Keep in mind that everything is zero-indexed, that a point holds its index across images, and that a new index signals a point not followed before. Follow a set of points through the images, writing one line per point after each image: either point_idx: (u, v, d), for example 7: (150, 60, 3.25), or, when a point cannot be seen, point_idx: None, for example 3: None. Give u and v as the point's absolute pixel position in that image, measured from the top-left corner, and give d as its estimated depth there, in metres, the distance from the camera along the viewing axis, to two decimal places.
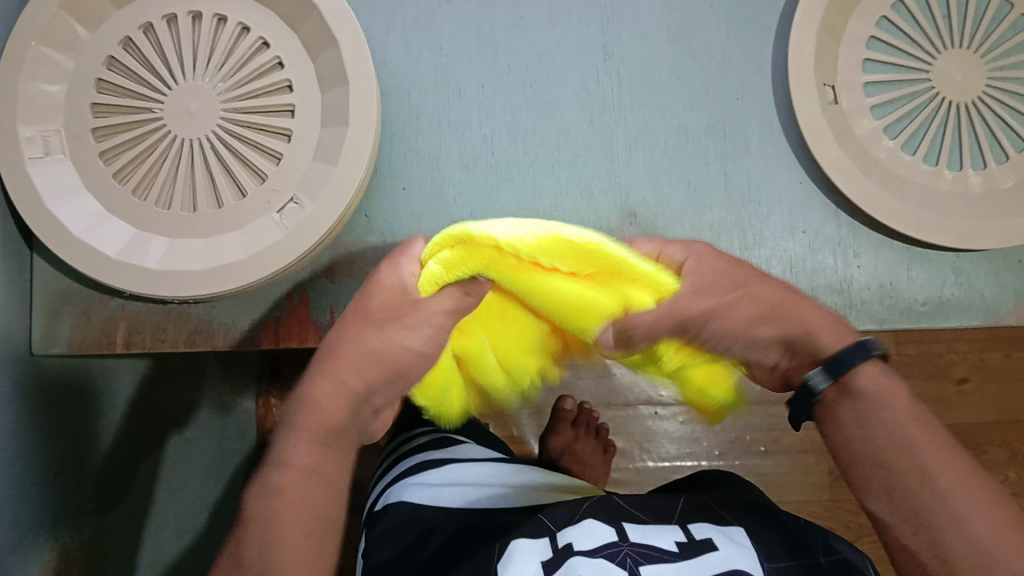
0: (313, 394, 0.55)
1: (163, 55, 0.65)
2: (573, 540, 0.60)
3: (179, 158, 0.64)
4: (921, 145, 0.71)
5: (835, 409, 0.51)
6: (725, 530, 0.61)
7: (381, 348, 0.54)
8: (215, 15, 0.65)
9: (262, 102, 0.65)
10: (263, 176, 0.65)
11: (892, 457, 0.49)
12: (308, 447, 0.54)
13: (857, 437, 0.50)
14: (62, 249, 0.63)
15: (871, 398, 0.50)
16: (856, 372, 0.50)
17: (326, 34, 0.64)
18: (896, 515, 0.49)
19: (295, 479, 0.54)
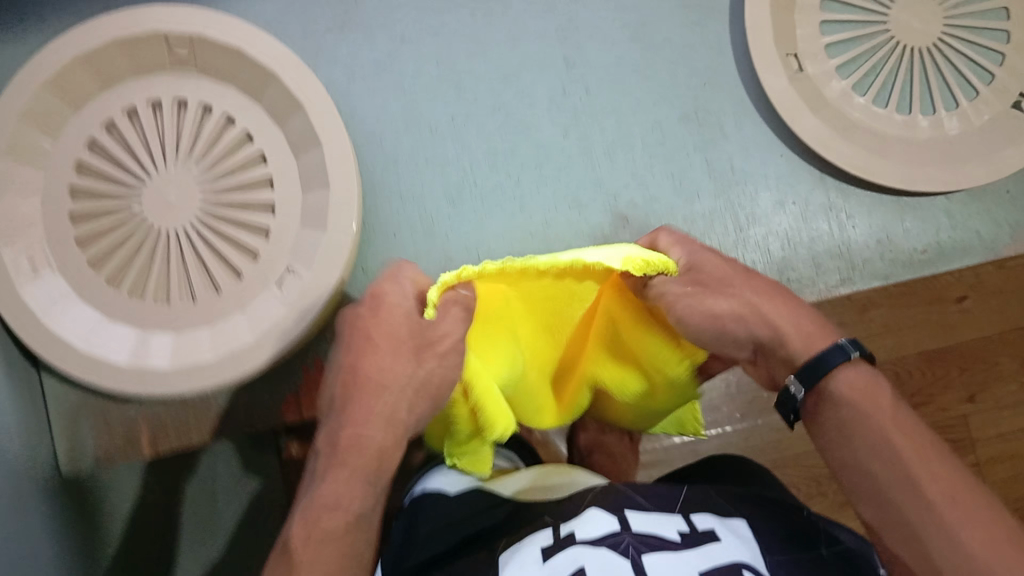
0: (357, 426, 0.52)
1: (131, 149, 0.64)
2: (575, 526, 0.52)
3: (168, 249, 0.63)
4: (892, 96, 0.71)
5: (817, 416, 0.52)
6: (725, 521, 0.53)
7: (392, 373, 0.52)
8: (175, 99, 0.65)
9: (239, 179, 0.64)
10: (255, 253, 0.65)
11: (872, 466, 0.48)
12: (355, 484, 0.51)
13: (841, 444, 0.50)
14: (71, 367, 0.60)
15: (851, 405, 0.50)
16: (833, 377, 0.51)
17: (290, 100, 0.63)
18: (886, 526, 0.48)
19: (334, 506, 0.51)
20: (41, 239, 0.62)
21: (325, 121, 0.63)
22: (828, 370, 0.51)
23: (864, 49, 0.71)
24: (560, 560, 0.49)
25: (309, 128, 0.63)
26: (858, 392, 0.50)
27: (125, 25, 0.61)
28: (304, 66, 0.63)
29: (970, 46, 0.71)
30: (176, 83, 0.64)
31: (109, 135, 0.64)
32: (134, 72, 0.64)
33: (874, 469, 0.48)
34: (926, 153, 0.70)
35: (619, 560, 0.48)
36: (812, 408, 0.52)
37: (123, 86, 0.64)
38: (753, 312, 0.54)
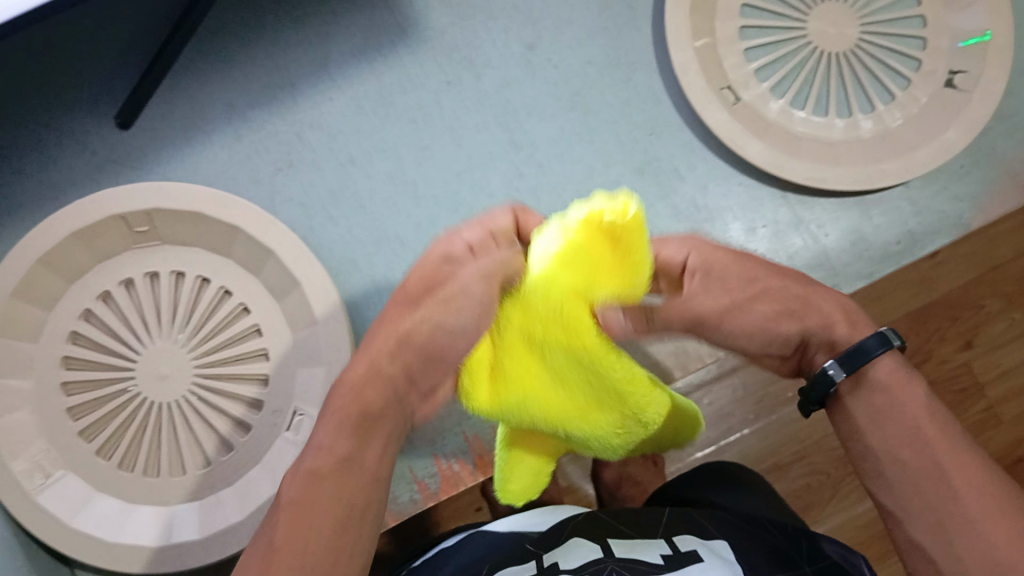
0: (347, 372, 0.44)
1: (114, 332, 0.65)
2: (562, 561, 0.54)
3: (172, 420, 0.64)
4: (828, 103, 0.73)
5: (850, 402, 0.43)
6: (708, 545, 0.54)
7: (416, 323, 0.44)
8: (146, 273, 0.66)
9: (227, 336, 0.66)
10: (258, 403, 0.65)
11: (892, 461, 0.41)
12: (338, 428, 0.42)
13: (868, 432, 0.42)
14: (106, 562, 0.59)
15: (885, 390, 0.42)
16: (873, 361, 0.43)
17: (259, 248, 0.64)
18: (908, 516, 0.39)
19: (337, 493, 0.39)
20: (45, 443, 0.62)
21: (296, 257, 0.63)
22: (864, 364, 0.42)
23: (791, 64, 0.73)
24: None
25: (283, 268, 0.63)
26: (883, 388, 0.42)
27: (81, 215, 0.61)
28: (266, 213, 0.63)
29: (888, 40, 0.74)
30: (143, 257, 0.66)
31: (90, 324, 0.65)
32: (98, 258, 0.65)
33: (905, 461, 0.40)
34: (874, 148, 0.72)
35: None
36: (846, 400, 0.43)
37: (91, 274, 0.65)
38: (798, 308, 0.45)
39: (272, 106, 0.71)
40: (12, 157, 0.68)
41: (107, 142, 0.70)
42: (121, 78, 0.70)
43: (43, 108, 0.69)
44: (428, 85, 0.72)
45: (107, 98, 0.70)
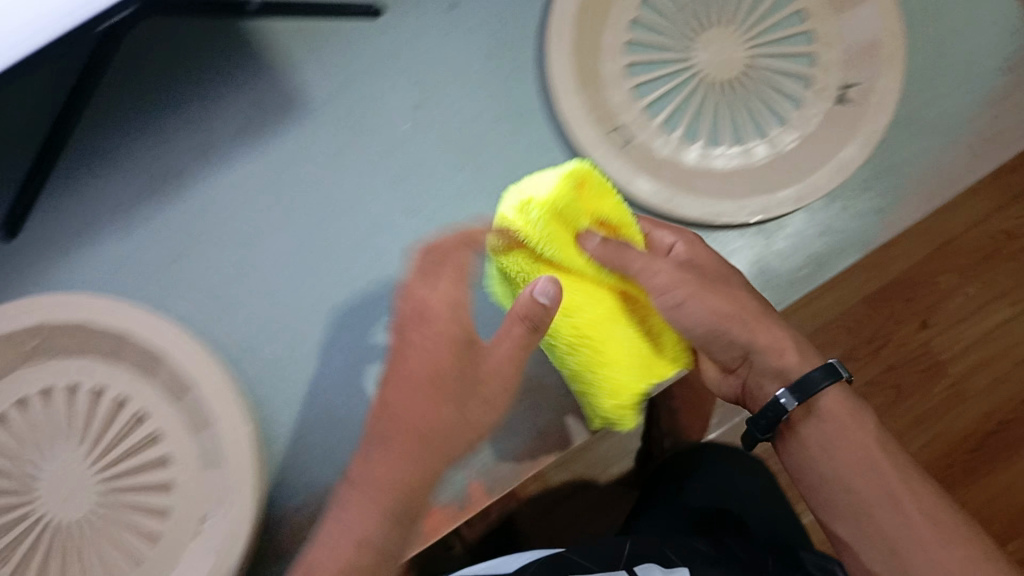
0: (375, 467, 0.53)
1: (12, 456, 0.63)
2: None
3: (79, 540, 0.62)
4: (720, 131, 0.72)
5: (800, 430, 0.60)
6: None
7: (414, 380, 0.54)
8: (38, 390, 0.64)
9: (128, 446, 0.64)
10: (163, 509, 0.63)
11: (858, 484, 0.58)
12: (370, 517, 0.52)
13: (822, 458, 0.59)
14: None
15: (837, 419, 0.59)
16: (822, 395, 0.60)
17: (147, 354, 0.63)
18: (856, 539, 0.58)
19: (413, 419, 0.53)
20: None
21: (190, 357, 0.61)
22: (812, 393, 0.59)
23: (682, 99, 0.72)
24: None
25: (177, 368, 0.62)
26: (833, 419, 0.59)
27: None
28: (155, 316, 0.62)
29: (782, 62, 0.73)
30: (38, 372, 0.64)
31: None
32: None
33: (879, 476, 0.58)
34: (765, 175, 0.71)
35: None
36: (800, 423, 0.60)
37: None
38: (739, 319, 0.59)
39: (158, 198, 0.69)
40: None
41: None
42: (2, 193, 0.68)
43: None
44: (316, 159, 0.70)
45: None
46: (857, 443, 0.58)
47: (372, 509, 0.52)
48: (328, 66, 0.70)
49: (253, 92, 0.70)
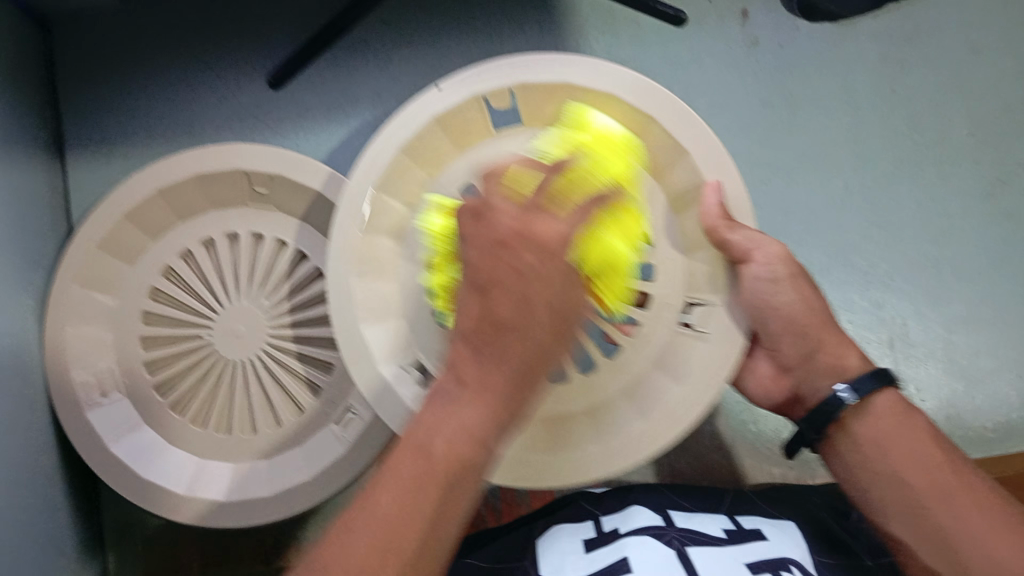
0: (455, 418, 0.41)
1: (206, 281, 0.66)
2: (618, 522, 0.57)
3: (232, 380, 0.65)
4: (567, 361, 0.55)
5: (851, 426, 0.51)
6: (774, 522, 0.57)
7: (510, 290, 0.41)
8: (226, 233, 0.66)
9: (306, 301, 0.66)
10: (329, 365, 0.66)
11: (909, 475, 0.49)
12: (476, 414, 0.41)
13: (874, 456, 0.50)
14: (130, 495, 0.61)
15: (886, 421, 0.50)
16: (870, 402, 0.51)
17: (332, 213, 0.65)
18: (913, 529, 0.48)
19: (416, 461, 0.40)
20: (111, 361, 0.65)
21: (311, 240, 0.66)
22: (869, 394, 0.50)
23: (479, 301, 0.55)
24: (607, 549, 0.54)
25: None
26: (885, 416, 0.50)
27: (172, 169, 0.63)
28: (275, 204, 0.66)
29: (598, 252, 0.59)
30: (251, 217, 0.66)
31: (168, 280, 0.66)
32: (179, 217, 0.66)
33: (911, 481, 0.48)
34: (665, 381, 0.54)
35: (666, 553, 0.52)
36: (850, 421, 0.51)
37: (173, 232, 0.66)
38: (818, 316, 0.53)
39: (346, 115, 0.72)
40: (76, 89, 0.72)
41: (248, 94, 0.73)
42: (275, 44, 0.73)
43: (141, 68, 0.73)
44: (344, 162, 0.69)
45: (256, 60, 0.73)
46: (910, 439, 0.49)
47: (426, 485, 0.40)
48: (548, 47, 0.73)
49: (433, 55, 0.73)
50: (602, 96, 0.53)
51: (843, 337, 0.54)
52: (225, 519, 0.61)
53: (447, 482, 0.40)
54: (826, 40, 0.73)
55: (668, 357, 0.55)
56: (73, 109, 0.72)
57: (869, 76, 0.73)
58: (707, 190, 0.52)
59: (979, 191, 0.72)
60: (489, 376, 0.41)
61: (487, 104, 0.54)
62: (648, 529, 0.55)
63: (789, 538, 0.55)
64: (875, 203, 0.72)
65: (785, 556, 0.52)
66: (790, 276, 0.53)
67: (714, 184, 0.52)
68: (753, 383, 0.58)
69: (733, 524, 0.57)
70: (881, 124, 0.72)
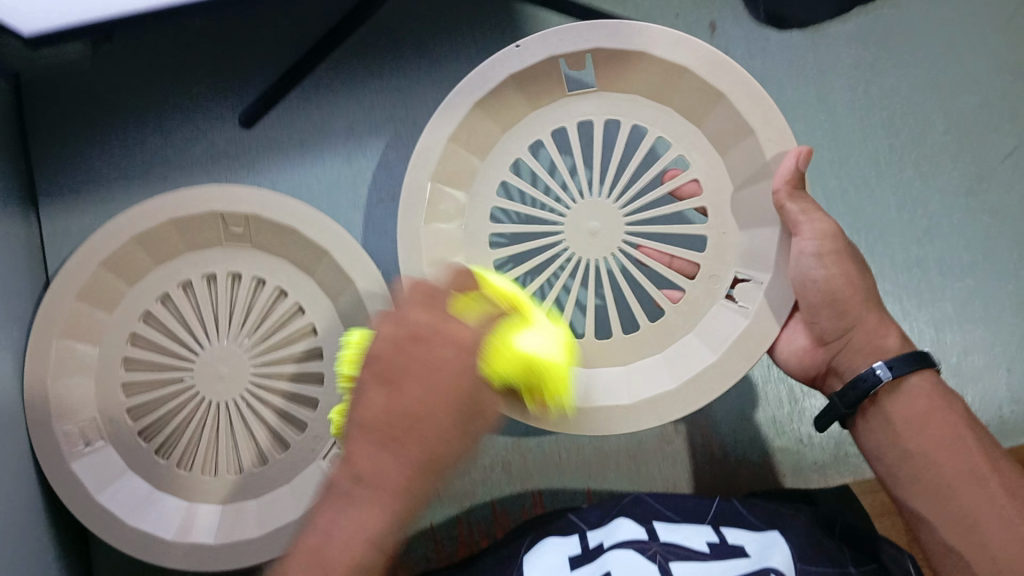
0: (354, 463, 0.46)
1: (186, 324, 0.66)
2: (604, 537, 0.56)
3: (216, 421, 0.65)
4: (615, 318, 0.62)
5: (883, 405, 0.53)
6: (761, 533, 0.56)
7: (375, 400, 0.47)
8: (204, 275, 0.66)
9: (287, 336, 0.66)
10: (314, 400, 0.66)
11: (940, 458, 0.51)
12: (374, 455, 0.46)
13: (907, 433, 0.52)
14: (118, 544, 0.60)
15: (924, 404, 0.52)
16: (907, 383, 0.52)
17: (310, 248, 0.64)
18: (939, 514, 0.50)
19: (319, 559, 0.44)
20: (95, 411, 0.64)
21: (290, 277, 0.66)
22: (906, 372, 0.52)
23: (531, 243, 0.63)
24: (590, 568, 0.53)
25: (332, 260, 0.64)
26: (920, 394, 0.52)
27: (147, 215, 0.62)
28: (253, 242, 0.66)
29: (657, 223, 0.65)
30: (228, 257, 0.66)
31: (147, 325, 0.66)
32: (156, 260, 0.65)
33: (946, 467, 0.50)
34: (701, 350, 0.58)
35: (648, 568, 0.51)
36: (882, 400, 0.53)
37: (151, 276, 0.66)
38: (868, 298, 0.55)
39: (321, 150, 0.72)
40: (51, 138, 0.72)
41: (222, 135, 0.73)
42: (247, 83, 0.73)
43: (114, 113, 0.73)
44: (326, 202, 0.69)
45: (229, 100, 0.73)
46: (949, 429, 0.51)
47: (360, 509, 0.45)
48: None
49: (406, 84, 0.73)
50: (673, 66, 0.58)
51: (881, 313, 0.55)
52: (218, 560, 0.60)
53: (355, 568, 0.44)
54: (797, 48, 0.73)
55: (708, 327, 0.59)
56: (47, 158, 0.72)
57: (842, 81, 0.73)
58: (792, 155, 0.55)
59: (960, 189, 0.72)
60: (385, 471, 0.45)
61: (554, 64, 0.59)
62: (631, 543, 0.54)
63: (773, 546, 0.54)
64: (857, 206, 0.71)
65: (767, 566, 0.51)
66: (836, 252, 0.54)
67: (800, 151, 0.54)
68: (787, 358, 0.59)
69: (717, 538, 0.55)
70: (858, 128, 0.72)
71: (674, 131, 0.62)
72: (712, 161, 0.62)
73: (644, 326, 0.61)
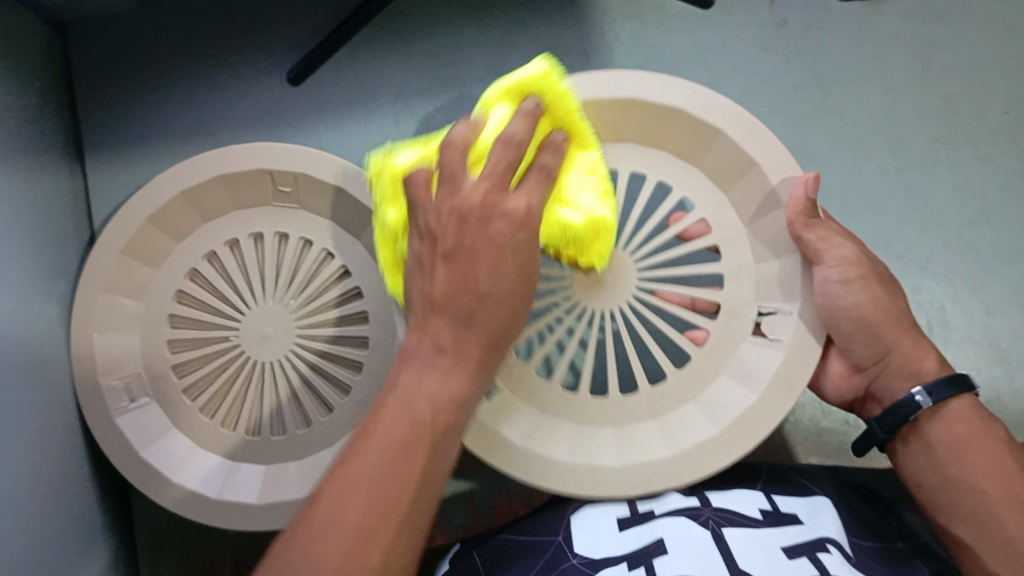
0: (426, 325, 0.42)
1: (232, 283, 0.65)
2: (654, 502, 0.55)
3: (260, 382, 0.64)
4: (636, 374, 0.57)
5: (923, 430, 0.51)
6: (810, 500, 0.55)
7: (449, 272, 0.42)
8: (250, 234, 0.65)
9: (334, 298, 0.65)
10: (360, 365, 0.65)
11: (983, 482, 0.48)
12: (443, 323, 0.42)
13: (948, 460, 0.50)
14: (160, 497, 0.61)
15: (965, 428, 0.50)
16: (950, 408, 0.51)
17: (361, 210, 0.64)
18: (982, 541, 0.49)
19: (405, 418, 0.40)
20: (138, 366, 0.64)
21: (338, 238, 0.65)
22: (945, 397, 0.50)
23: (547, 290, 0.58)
24: (640, 531, 0.53)
25: None
26: (961, 420, 0.50)
27: (197, 171, 0.62)
28: (300, 202, 0.65)
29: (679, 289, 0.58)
30: (274, 216, 0.65)
31: (193, 283, 0.65)
32: (204, 217, 0.65)
33: (986, 489, 0.48)
34: (731, 388, 0.55)
35: (699, 535, 0.50)
36: (925, 425, 0.51)
37: (197, 233, 0.65)
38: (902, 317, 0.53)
39: (369, 113, 0.71)
40: (96, 91, 0.72)
41: (268, 92, 0.72)
42: (294, 41, 0.72)
43: (158, 67, 0.72)
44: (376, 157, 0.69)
45: (275, 57, 0.72)
46: (992, 452, 0.49)
47: (408, 435, 0.39)
48: (572, 34, 0.71)
49: (454, 47, 0.71)
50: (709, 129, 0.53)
51: (915, 332, 0.53)
52: (260, 520, 0.60)
53: (434, 438, 0.40)
54: (856, 20, 0.72)
55: (736, 365, 0.56)
56: (92, 111, 0.71)
57: (901, 57, 0.71)
58: (798, 182, 0.52)
59: (1018, 172, 0.70)
60: (465, 345, 0.42)
61: None
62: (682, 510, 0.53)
63: (828, 515, 0.53)
64: (911, 186, 0.70)
65: (822, 536, 0.51)
66: (862, 277, 0.51)
67: (806, 178, 0.51)
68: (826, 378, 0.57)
69: (770, 506, 0.54)
70: (915, 105, 0.71)
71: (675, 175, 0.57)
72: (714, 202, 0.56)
73: (668, 377, 0.57)
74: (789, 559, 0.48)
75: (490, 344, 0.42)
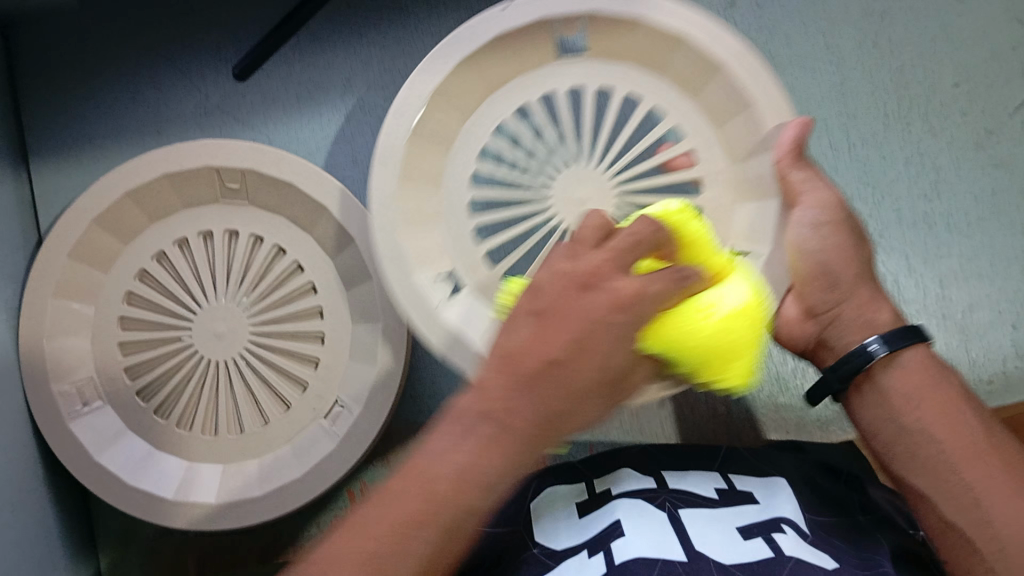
0: (507, 348, 0.41)
1: (183, 282, 0.65)
2: (611, 483, 0.55)
3: (216, 381, 0.64)
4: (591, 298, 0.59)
5: (876, 379, 0.50)
6: (767, 481, 0.56)
7: (523, 335, 0.41)
8: (200, 232, 0.65)
9: (288, 294, 0.65)
10: (315, 361, 0.65)
11: (938, 434, 0.47)
12: (524, 333, 0.41)
13: (903, 410, 0.49)
14: (116, 502, 0.60)
15: (917, 373, 0.49)
16: (902, 353, 0.49)
17: (311, 205, 0.63)
18: (936, 492, 0.47)
19: (426, 488, 0.40)
20: (91, 370, 0.63)
21: (291, 234, 0.65)
22: (902, 346, 0.49)
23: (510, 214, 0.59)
24: (598, 514, 0.52)
25: (335, 219, 0.62)
26: (916, 371, 0.49)
27: (140, 171, 0.60)
28: (249, 199, 0.64)
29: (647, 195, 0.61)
30: (224, 214, 0.64)
31: (144, 284, 0.65)
32: (152, 218, 0.64)
33: (941, 438, 0.47)
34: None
35: (658, 516, 0.50)
36: (878, 375, 0.50)
37: (145, 234, 0.64)
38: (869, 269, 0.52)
39: (319, 105, 0.71)
40: (40, 92, 0.70)
41: (216, 87, 0.71)
42: (240, 35, 0.71)
43: (103, 64, 0.71)
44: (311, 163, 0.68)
45: (222, 52, 0.71)
46: (944, 401, 0.48)
47: (428, 520, 0.39)
48: None
49: (402, 35, 0.71)
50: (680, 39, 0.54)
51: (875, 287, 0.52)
52: (218, 522, 0.60)
53: (455, 516, 0.40)
54: None
55: None
56: (37, 113, 0.70)
57: (851, 33, 0.71)
58: (790, 126, 0.52)
59: (969, 143, 0.71)
60: (518, 417, 0.40)
61: (555, 30, 0.56)
62: (638, 492, 0.53)
63: (783, 496, 0.54)
64: (864, 160, 0.70)
65: (778, 516, 0.51)
66: (834, 223, 0.51)
67: (801, 121, 0.51)
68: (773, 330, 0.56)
69: (726, 485, 0.55)
70: (866, 81, 0.71)
71: (648, 87, 0.59)
72: (699, 127, 0.59)
73: None
74: (745, 540, 0.48)
75: (571, 412, 0.41)
